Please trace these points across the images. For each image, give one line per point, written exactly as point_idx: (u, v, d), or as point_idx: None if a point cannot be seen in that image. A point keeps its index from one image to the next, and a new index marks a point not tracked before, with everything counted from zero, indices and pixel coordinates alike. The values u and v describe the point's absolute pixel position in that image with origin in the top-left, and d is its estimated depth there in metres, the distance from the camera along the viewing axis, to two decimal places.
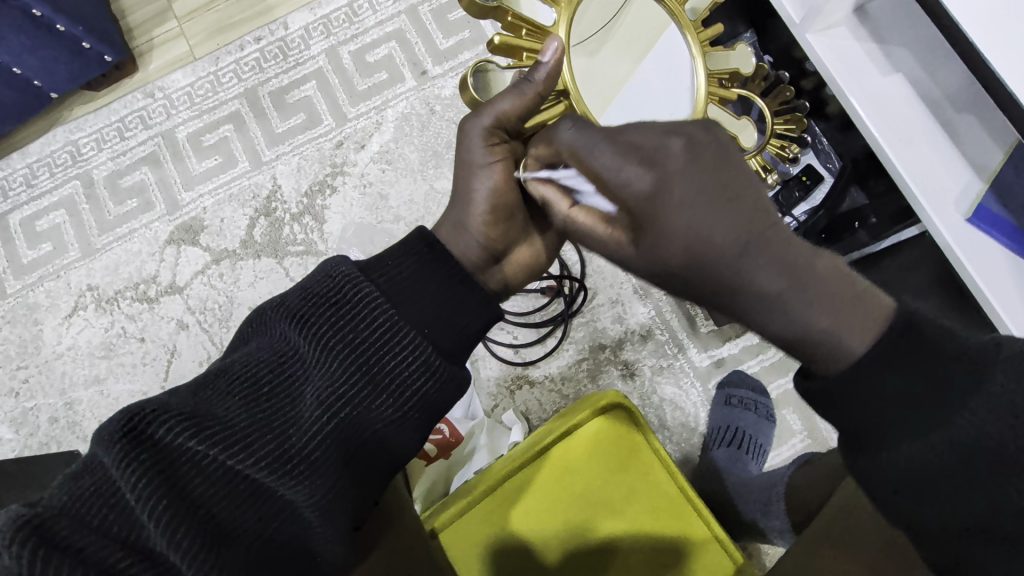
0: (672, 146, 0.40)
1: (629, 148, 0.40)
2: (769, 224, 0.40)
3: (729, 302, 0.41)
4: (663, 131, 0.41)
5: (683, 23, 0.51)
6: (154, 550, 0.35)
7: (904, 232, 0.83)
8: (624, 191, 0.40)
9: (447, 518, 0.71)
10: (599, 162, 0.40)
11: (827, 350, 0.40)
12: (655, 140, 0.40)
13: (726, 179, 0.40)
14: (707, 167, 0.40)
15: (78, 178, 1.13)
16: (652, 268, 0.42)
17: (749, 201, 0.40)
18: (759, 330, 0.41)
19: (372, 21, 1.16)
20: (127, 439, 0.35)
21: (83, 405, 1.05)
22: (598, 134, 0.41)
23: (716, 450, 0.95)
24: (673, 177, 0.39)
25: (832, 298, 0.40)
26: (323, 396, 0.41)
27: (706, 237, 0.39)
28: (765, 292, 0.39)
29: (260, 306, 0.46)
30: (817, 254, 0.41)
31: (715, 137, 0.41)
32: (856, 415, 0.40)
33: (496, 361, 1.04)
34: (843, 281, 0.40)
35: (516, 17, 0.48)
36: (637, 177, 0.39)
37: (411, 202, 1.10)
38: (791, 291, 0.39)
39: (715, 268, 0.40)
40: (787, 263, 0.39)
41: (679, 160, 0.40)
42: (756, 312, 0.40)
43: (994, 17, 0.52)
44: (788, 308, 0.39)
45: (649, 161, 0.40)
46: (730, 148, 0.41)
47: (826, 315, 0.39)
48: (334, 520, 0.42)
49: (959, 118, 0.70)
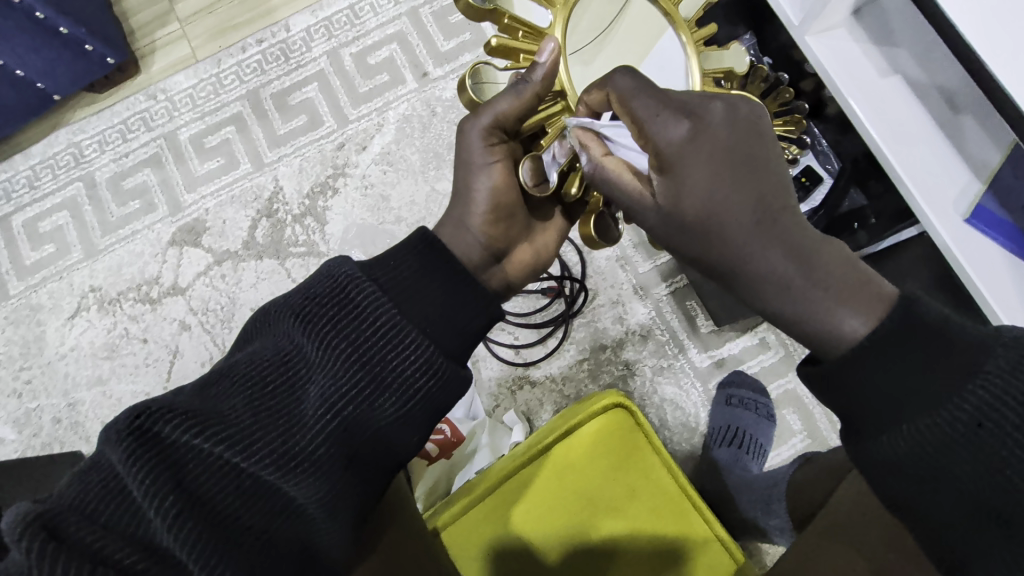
0: (712, 108, 0.43)
1: (672, 103, 0.43)
2: (783, 200, 0.42)
3: (738, 274, 0.43)
4: (707, 95, 0.44)
5: (678, 23, 0.52)
6: (162, 547, 0.36)
7: (903, 232, 0.84)
8: (660, 139, 0.42)
9: (450, 517, 0.72)
10: (639, 107, 0.42)
11: (827, 334, 0.41)
12: (699, 101, 0.43)
13: (752, 149, 0.43)
14: (739, 134, 0.43)
15: (81, 179, 1.13)
16: (666, 223, 0.45)
17: (768, 176, 0.43)
18: (757, 310, 0.43)
19: (373, 24, 1.16)
20: (135, 436, 0.36)
21: (86, 406, 1.05)
22: (648, 83, 0.43)
23: (717, 450, 0.96)
24: (709, 133, 0.42)
25: (842, 285, 0.41)
26: (328, 393, 0.42)
27: (723, 201, 0.42)
28: (772, 268, 0.41)
29: (263, 305, 0.46)
30: (825, 239, 0.42)
31: (753, 109, 0.44)
32: (853, 400, 0.41)
33: (497, 361, 1.05)
34: (851, 269, 0.41)
35: (512, 19, 0.48)
36: (674, 126, 0.42)
37: (413, 203, 1.10)
38: (799, 269, 0.41)
39: (726, 231, 0.42)
40: (796, 241, 0.41)
41: (717, 119, 0.43)
42: (759, 285, 0.42)
43: (984, 17, 0.53)
44: (792, 286, 0.41)
45: (689, 112, 0.42)
46: (764, 122, 0.44)
47: (827, 299, 0.40)
48: (338, 515, 0.42)
49: (957, 119, 0.71)
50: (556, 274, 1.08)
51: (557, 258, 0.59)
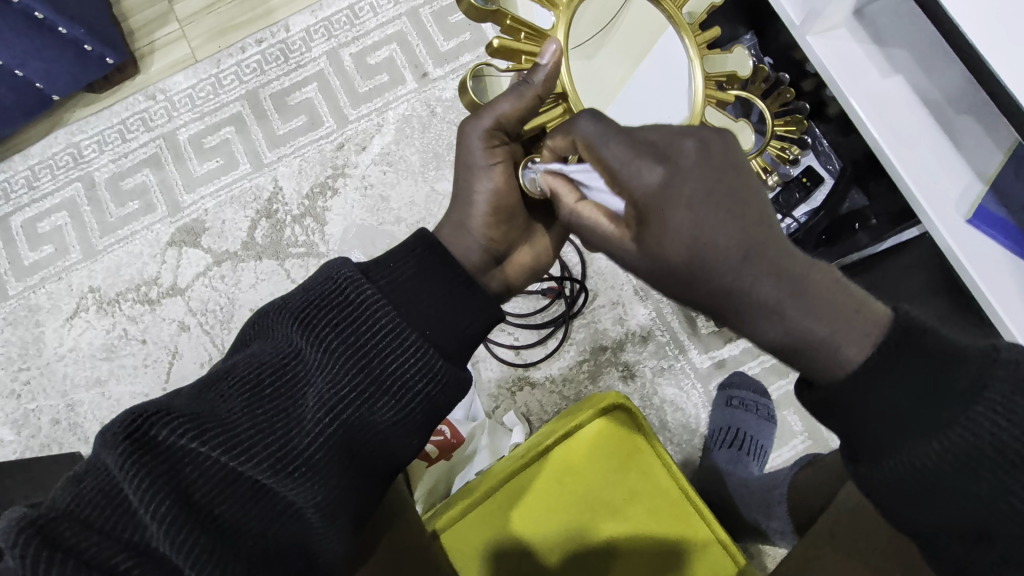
0: (685, 148, 0.41)
1: (642, 145, 0.41)
2: (771, 234, 0.41)
3: (730, 306, 0.41)
4: (677, 132, 0.41)
5: (682, 26, 0.51)
6: (156, 551, 0.36)
7: (905, 232, 0.83)
8: (634, 184, 0.41)
9: (450, 519, 0.71)
10: (611, 155, 0.41)
11: (826, 356, 0.40)
12: (669, 140, 0.41)
13: (733, 185, 0.41)
14: (717, 174, 0.41)
15: (80, 180, 1.13)
16: (649, 265, 0.43)
17: (754, 211, 0.41)
18: (751, 337, 0.42)
19: (372, 23, 1.16)
20: (131, 439, 0.36)
21: (84, 407, 1.05)
22: (613, 127, 0.42)
23: (717, 452, 0.95)
24: (685, 177, 0.40)
25: (834, 309, 0.40)
26: (326, 397, 0.41)
27: (710, 242, 0.40)
28: (763, 301, 0.40)
29: (261, 307, 0.46)
30: (818, 266, 0.41)
31: (726, 145, 0.42)
32: (853, 424, 0.41)
33: (497, 362, 1.04)
34: (843, 293, 0.41)
35: (515, 20, 0.47)
36: (649, 172, 0.40)
37: (412, 204, 1.10)
38: (790, 300, 0.40)
39: (712, 275, 0.40)
40: (787, 276, 0.40)
41: (691, 159, 0.41)
42: (753, 316, 0.41)
43: (988, 18, 0.52)
44: (785, 317, 0.40)
45: (661, 156, 0.41)
46: (738, 155, 0.42)
47: (824, 325, 0.40)
48: (336, 520, 0.42)
49: (959, 119, 0.71)
50: (556, 275, 1.07)
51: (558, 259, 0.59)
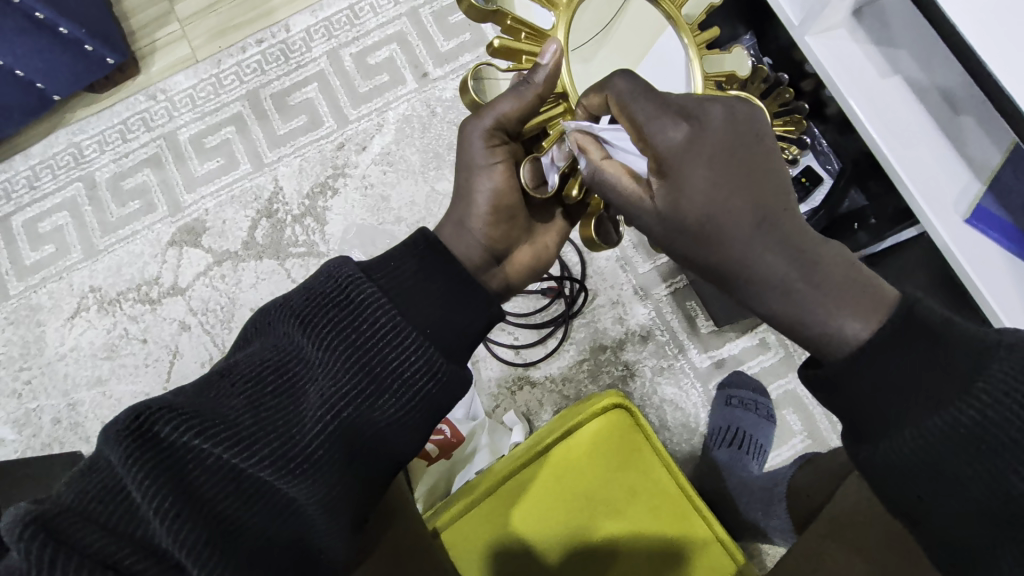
0: (710, 111, 0.43)
1: (669, 104, 0.42)
2: (783, 207, 0.43)
3: (736, 275, 0.43)
4: (704, 98, 0.43)
5: (682, 25, 0.52)
6: (158, 547, 0.36)
7: (903, 232, 0.84)
8: (659, 141, 0.42)
9: (451, 516, 0.72)
10: (639, 111, 0.42)
11: (825, 333, 0.41)
12: (696, 103, 0.43)
13: (750, 152, 0.43)
14: (736, 138, 0.43)
15: (81, 180, 1.13)
16: (664, 227, 0.44)
17: (769, 182, 0.43)
18: (755, 308, 0.44)
19: (372, 24, 1.16)
20: (134, 436, 0.36)
21: (86, 406, 1.05)
22: (645, 85, 0.42)
23: (717, 451, 0.95)
24: (707, 137, 0.42)
25: (840, 279, 0.42)
26: (328, 394, 0.42)
27: (723, 207, 0.42)
28: (772, 268, 0.42)
29: (263, 306, 0.46)
30: (825, 243, 0.43)
31: (751, 114, 0.44)
32: (853, 403, 0.41)
33: (497, 361, 1.05)
34: (850, 267, 0.42)
35: (515, 20, 0.48)
36: (674, 130, 0.42)
37: (413, 203, 1.10)
38: (799, 271, 0.41)
39: (725, 237, 0.42)
40: (796, 246, 0.42)
41: (715, 123, 0.42)
42: (759, 286, 0.42)
43: (986, 19, 0.53)
44: (793, 286, 0.42)
45: (687, 115, 0.42)
46: (761, 124, 0.44)
47: (831, 296, 0.41)
48: (337, 517, 0.42)
49: (958, 119, 0.71)
50: (556, 274, 1.07)
51: (557, 260, 0.59)
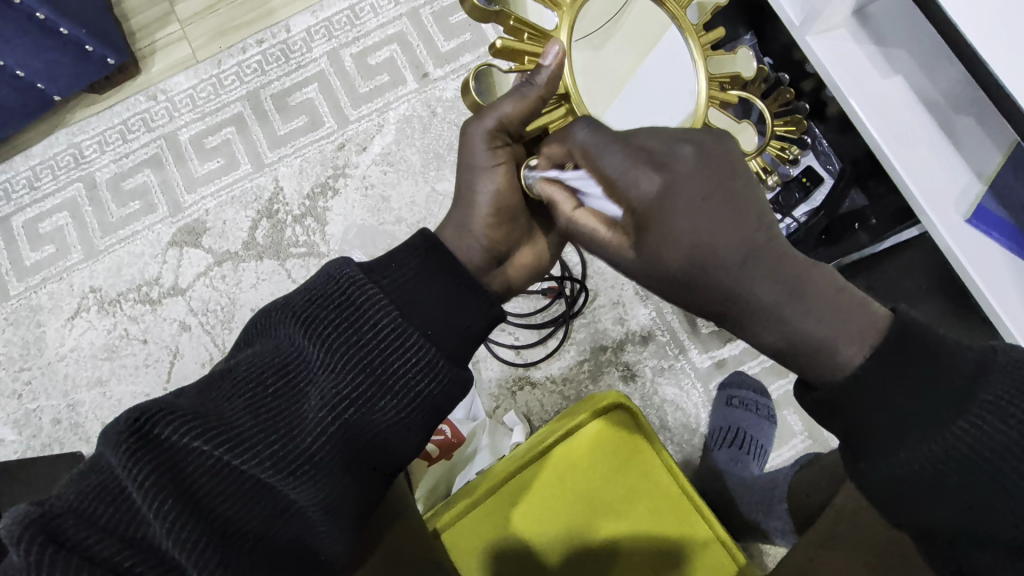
0: (681, 153, 0.42)
1: (639, 153, 0.42)
2: (770, 237, 0.41)
3: (728, 313, 0.42)
4: (673, 140, 0.42)
5: (686, 27, 0.51)
6: (159, 549, 0.36)
7: (905, 232, 0.85)
8: (632, 193, 0.42)
9: (450, 518, 0.72)
10: (609, 164, 0.42)
11: (824, 363, 0.41)
12: (665, 146, 0.42)
13: (730, 190, 0.41)
14: (713, 178, 0.41)
15: (81, 180, 1.13)
16: (648, 273, 0.43)
17: (752, 216, 0.41)
18: (749, 341, 0.43)
19: (373, 24, 1.16)
20: (134, 438, 0.36)
21: (86, 407, 1.05)
22: (611, 136, 0.43)
23: (717, 452, 0.96)
24: (683, 181, 0.41)
25: (829, 309, 0.40)
26: (329, 396, 0.42)
27: (709, 249, 0.40)
28: (762, 305, 0.40)
29: (264, 307, 0.46)
30: (815, 266, 0.42)
31: (723, 147, 0.43)
32: (856, 424, 0.41)
33: (498, 362, 1.05)
34: (841, 293, 0.41)
35: (518, 21, 0.48)
36: (646, 180, 0.41)
37: (413, 204, 1.10)
38: (788, 299, 0.40)
39: (713, 279, 0.41)
40: (786, 276, 0.41)
41: (688, 165, 0.41)
42: (751, 322, 0.41)
43: (990, 20, 0.52)
44: (787, 320, 0.40)
45: (659, 163, 0.42)
46: (734, 156, 0.43)
47: (823, 325, 0.40)
48: (338, 519, 0.42)
49: (959, 120, 0.71)
50: (557, 275, 1.07)
51: (558, 261, 0.59)
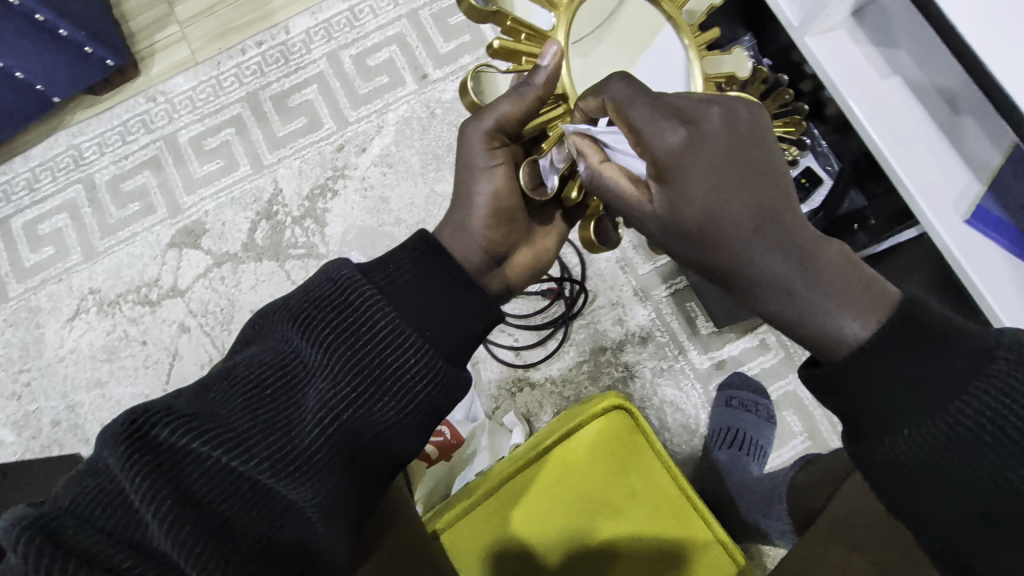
0: (709, 115, 0.42)
1: (668, 108, 0.41)
2: (787, 207, 0.41)
3: (736, 275, 0.42)
4: (703, 100, 0.42)
5: (682, 26, 0.51)
6: (156, 550, 0.36)
7: (904, 232, 0.84)
8: (657, 146, 0.41)
9: (450, 518, 0.72)
10: (636, 114, 0.41)
11: (827, 336, 0.40)
12: (695, 105, 0.42)
13: (753, 155, 0.42)
14: (738, 140, 0.41)
15: (80, 182, 1.13)
16: (666, 228, 0.44)
17: (772, 185, 0.42)
18: (756, 310, 0.43)
19: (372, 26, 1.16)
20: (130, 440, 0.36)
21: (85, 408, 1.05)
22: (643, 90, 0.42)
23: (718, 452, 0.95)
24: (706, 141, 0.41)
25: (842, 283, 0.40)
26: (327, 397, 0.42)
27: (724, 207, 0.41)
28: (771, 273, 0.41)
29: (262, 307, 0.46)
30: (831, 242, 0.42)
31: (752, 114, 0.43)
32: (852, 418, 0.41)
33: (497, 363, 1.05)
34: (854, 270, 0.41)
35: (515, 21, 0.47)
36: (672, 134, 0.41)
37: (412, 205, 1.10)
38: (799, 273, 0.40)
39: (725, 239, 0.41)
40: (798, 248, 0.40)
41: (714, 126, 0.41)
42: (759, 288, 0.41)
43: (987, 22, 0.52)
44: (793, 290, 0.40)
45: (686, 121, 0.41)
46: (763, 126, 0.43)
47: (834, 298, 0.40)
48: (337, 519, 0.42)
49: (958, 120, 0.71)
50: (556, 276, 1.07)
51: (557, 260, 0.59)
